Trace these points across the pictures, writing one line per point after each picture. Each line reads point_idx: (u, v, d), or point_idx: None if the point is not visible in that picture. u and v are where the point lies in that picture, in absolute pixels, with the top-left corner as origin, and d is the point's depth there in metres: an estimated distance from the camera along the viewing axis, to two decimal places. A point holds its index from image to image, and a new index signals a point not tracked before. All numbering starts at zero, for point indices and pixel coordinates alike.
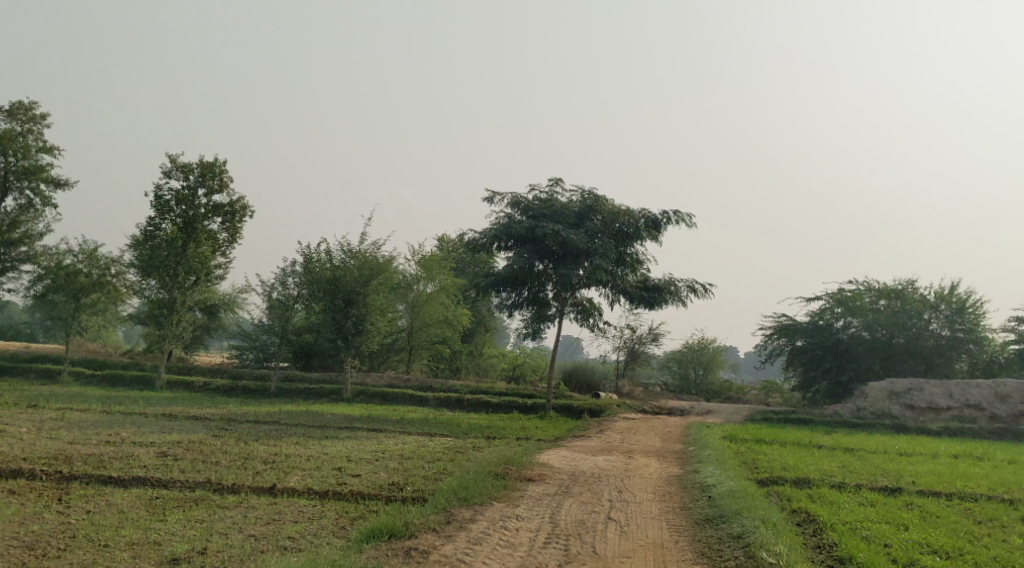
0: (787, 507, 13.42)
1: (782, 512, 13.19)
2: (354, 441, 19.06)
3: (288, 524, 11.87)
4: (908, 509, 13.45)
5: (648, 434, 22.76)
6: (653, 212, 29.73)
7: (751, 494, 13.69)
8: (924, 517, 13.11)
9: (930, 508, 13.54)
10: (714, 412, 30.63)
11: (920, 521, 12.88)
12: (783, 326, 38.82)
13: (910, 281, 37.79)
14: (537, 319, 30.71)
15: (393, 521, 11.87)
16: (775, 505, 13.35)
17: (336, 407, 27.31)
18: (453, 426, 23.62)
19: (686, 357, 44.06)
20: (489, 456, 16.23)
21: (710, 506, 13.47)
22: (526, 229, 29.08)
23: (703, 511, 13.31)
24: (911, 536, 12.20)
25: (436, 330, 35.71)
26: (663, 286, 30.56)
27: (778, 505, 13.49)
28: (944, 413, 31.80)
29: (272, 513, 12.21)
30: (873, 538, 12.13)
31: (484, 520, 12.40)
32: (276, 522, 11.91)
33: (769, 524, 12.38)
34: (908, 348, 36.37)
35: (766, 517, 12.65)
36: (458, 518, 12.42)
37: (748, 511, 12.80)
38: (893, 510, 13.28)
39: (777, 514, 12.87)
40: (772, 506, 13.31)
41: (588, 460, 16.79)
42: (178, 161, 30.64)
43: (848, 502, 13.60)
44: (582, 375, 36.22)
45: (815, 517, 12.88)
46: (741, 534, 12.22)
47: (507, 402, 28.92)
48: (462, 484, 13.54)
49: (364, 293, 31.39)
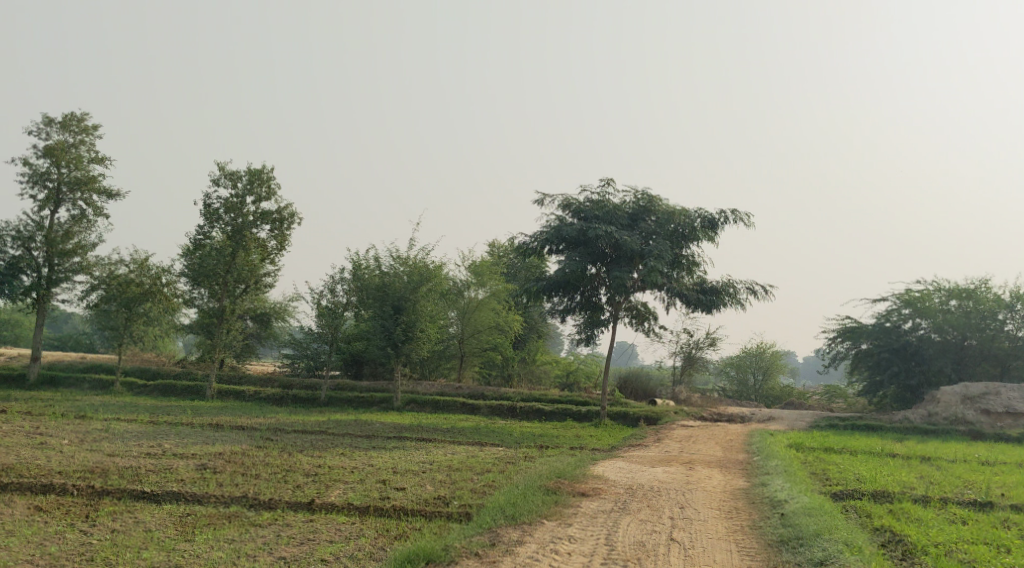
0: (868, 525, 12.41)
1: (864, 531, 12.19)
2: (402, 452, 18.38)
3: (322, 545, 11.20)
4: (1003, 528, 12.38)
5: (708, 442, 21.78)
6: (710, 211, 28.73)
7: (828, 512, 12.67)
8: (1023, 537, 12.03)
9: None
10: (777, 419, 29.48)
11: (1020, 542, 11.79)
12: (847, 328, 37.43)
13: (983, 281, 36.15)
14: (591, 324, 29.88)
15: (432, 545, 11.12)
16: (856, 524, 12.33)
17: (387, 416, 26.72)
18: (505, 436, 22.86)
19: (745, 362, 42.81)
20: (541, 468, 15.42)
21: (783, 525, 12.50)
22: (578, 232, 28.21)
23: (776, 531, 12.35)
24: (1014, 561, 11.12)
25: (487, 337, 35.11)
26: (721, 289, 29.49)
27: (858, 523, 12.48)
28: (1023, 418, 30.25)
29: (309, 533, 11.56)
30: (973, 563, 11.07)
31: (534, 543, 11.59)
32: (310, 542, 11.24)
33: (853, 549, 11.38)
34: (982, 351, 34.91)
35: (850, 539, 11.65)
36: (506, 540, 11.63)
37: (829, 533, 11.80)
38: (989, 529, 12.20)
39: (859, 536, 11.85)
40: (851, 525, 12.28)
41: (646, 472, 15.89)
42: (226, 169, 30.43)
43: (936, 520, 12.52)
44: (638, 382, 35.21)
45: (904, 538, 11.85)
46: (823, 558, 11.25)
47: (561, 410, 28.09)
48: (510, 501, 12.76)
49: (414, 299, 30.77)
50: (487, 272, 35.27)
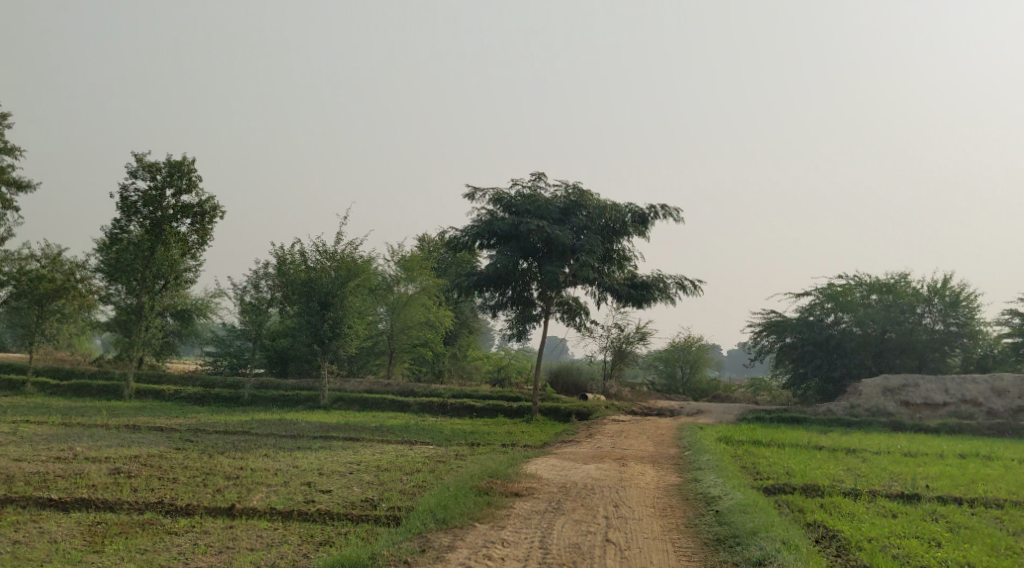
0: (801, 521, 12.38)
1: (799, 528, 12.15)
2: (328, 452, 17.89)
3: (242, 553, 10.75)
4: (933, 521, 12.46)
5: (639, 437, 21.70)
6: (641, 206, 28.68)
7: (763, 508, 12.61)
8: (952, 530, 12.13)
9: (955, 518, 12.55)
10: (706, 413, 29.63)
11: (951, 535, 11.88)
12: (773, 322, 37.82)
13: (902, 274, 37.04)
14: (522, 319, 29.68)
15: (358, 553, 10.73)
16: (790, 520, 12.29)
17: (313, 415, 26.13)
18: (435, 433, 22.49)
19: (673, 355, 43.07)
20: (472, 468, 15.09)
21: (718, 523, 12.40)
22: (509, 226, 27.90)
23: (711, 530, 12.24)
24: (947, 556, 11.18)
25: (417, 333, 34.63)
26: (652, 283, 29.48)
27: (792, 519, 12.45)
28: (941, 409, 30.93)
29: (230, 542, 11.11)
30: (908, 559, 11.09)
31: (465, 547, 11.28)
32: (229, 551, 10.78)
33: (790, 547, 11.32)
34: (901, 343, 35.56)
35: (786, 537, 11.59)
36: (436, 545, 11.31)
37: (765, 531, 11.72)
38: (920, 523, 12.27)
39: (794, 533, 11.80)
40: (786, 521, 12.24)
41: (579, 469, 15.69)
42: (145, 161, 29.52)
43: (868, 514, 12.55)
44: (569, 377, 35.16)
45: (838, 534, 11.84)
46: (760, 557, 11.16)
47: (492, 406, 27.81)
48: (441, 503, 12.43)
49: (341, 295, 30.11)
50: (417, 267, 34.76)
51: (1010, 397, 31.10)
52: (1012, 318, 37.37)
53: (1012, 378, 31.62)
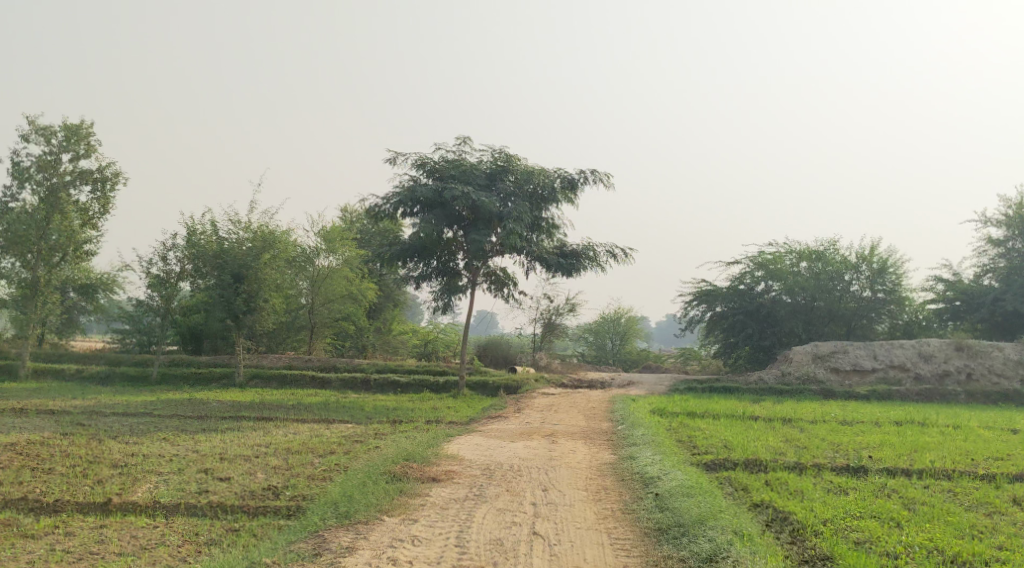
0: (749, 502, 11.52)
1: (747, 511, 11.28)
2: (236, 434, 16.57)
3: (107, 559, 9.73)
4: (885, 497, 11.67)
5: (570, 410, 20.69)
6: (570, 172, 27.62)
7: (706, 491, 11.69)
8: (907, 508, 11.34)
9: (909, 492, 11.81)
10: (637, 384, 28.81)
11: (910, 514, 11.12)
12: (703, 291, 37.09)
13: (831, 242, 36.58)
14: (448, 291, 28.43)
15: (236, 561, 9.73)
16: (736, 503, 11.42)
17: (226, 394, 24.69)
18: (356, 410, 21.26)
19: (602, 327, 42.44)
20: (389, 450, 13.90)
21: (659, 509, 11.47)
22: (433, 193, 26.46)
23: (652, 517, 11.29)
24: (911, 540, 10.41)
25: (339, 307, 33.15)
26: (582, 252, 28.44)
27: (737, 501, 11.58)
28: (870, 376, 30.61)
29: (97, 547, 9.94)
30: (871, 546, 10.31)
31: (368, 549, 10.20)
32: (93, 557, 9.75)
33: (743, 537, 10.45)
34: (830, 311, 35.31)
35: (737, 525, 10.71)
36: (334, 547, 10.23)
37: (712, 519, 10.81)
38: (873, 500, 11.47)
39: (744, 519, 10.93)
40: (731, 504, 11.37)
41: (505, 449, 14.59)
42: (38, 124, 27.85)
43: (818, 492, 11.72)
44: (498, 350, 34.04)
45: (793, 517, 11.01)
46: (711, 551, 10.26)
47: (417, 381, 26.61)
48: (346, 494, 11.30)
49: (256, 268, 28.50)
50: (338, 239, 33.14)
51: (937, 362, 30.92)
52: (936, 285, 37.34)
53: (938, 342, 31.47)
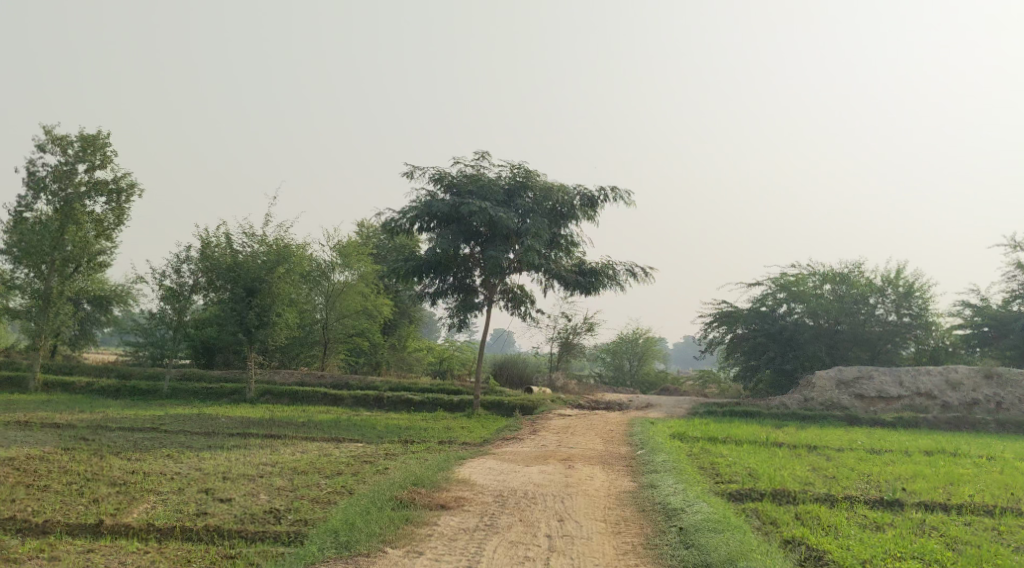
0: (780, 539, 10.96)
1: (778, 548, 10.71)
2: (242, 452, 16.08)
3: None
4: (924, 535, 11.08)
5: (586, 433, 20.07)
6: (590, 189, 27.09)
7: (734, 526, 11.13)
8: (949, 548, 10.75)
9: (951, 530, 11.24)
10: (656, 406, 28.14)
11: (954, 554, 10.56)
12: (724, 312, 36.42)
13: (856, 264, 35.90)
14: (464, 308, 27.92)
15: None
16: (766, 540, 10.85)
17: (236, 410, 24.21)
18: (367, 429, 20.72)
19: (620, 347, 41.83)
20: (398, 473, 13.35)
21: (683, 544, 10.89)
22: (450, 208, 25.98)
23: (676, 553, 10.71)
24: None
25: (353, 323, 32.69)
26: (601, 270, 27.87)
27: (767, 537, 11.01)
28: (896, 403, 29.81)
29: None
30: None
31: None
32: None
33: None
34: (854, 335, 34.49)
35: (769, 563, 10.15)
36: None
37: (742, 559, 10.24)
38: (912, 539, 10.88)
39: (777, 557, 10.37)
40: (762, 541, 10.80)
41: (520, 474, 14.00)
42: (55, 134, 27.59)
43: (854, 529, 11.15)
44: (514, 369, 33.44)
45: (829, 557, 10.44)
46: None
47: (431, 400, 26.06)
48: (348, 522, 10.78)
49: (270, 282, 28.10)
50: (354, 254, 32.71)
51: (965, 390, 30.08)
52: (964, 310, 36.52)
53: (966, 369, 30.66)
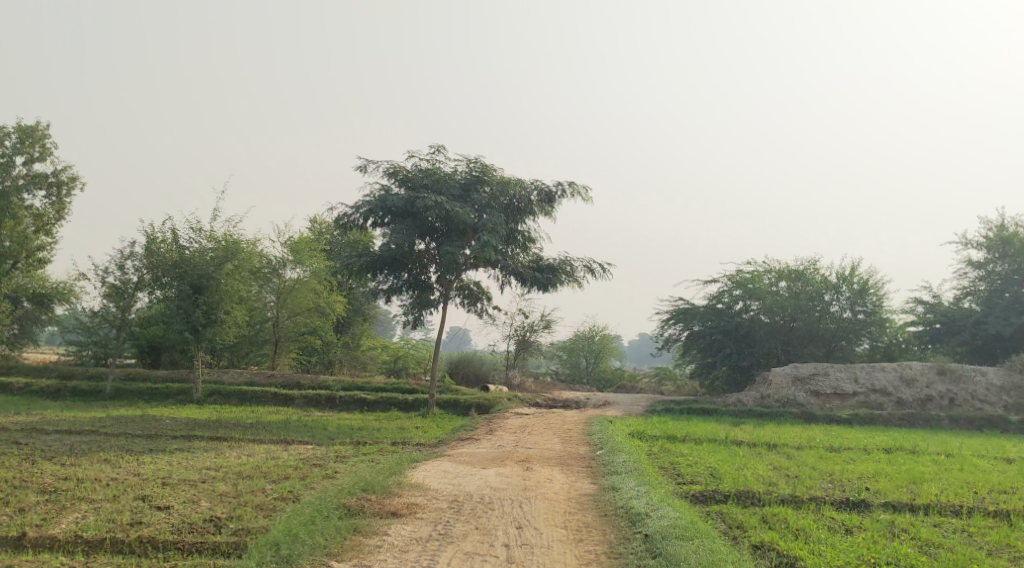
0: (751, 548, 10.79)
1: (749, 557, 10.54)
2: (185, 455, 15.41)
3: None
4: (896, 539, 11.11)
5: (544, 433, 19.65)
6: (547, 183, 26.63)
7: (703, 532, 10.89)
8: (922, 552, 10.80)
9: (923, 534, 11.25)
10: (613, 404, 27.80)
11: (928, 559, 10.54)
12: (680, 310, 36.22)
13: (811, 261, 35.83)
14: (419, 305, 27.35)
15: None
16: (737, 549, 10.65)
17: (182, 411, 23.46)
18: (318, 430, 20.10)
19: (576, 345, 41.49)
20: (348, 478, 12.82)
21: (650, 552, 10.58)
22: (405, 202, 25.38)
23: (643, 562, 10.41)
24: None
25: (305, 320, 31.97)
26: (558, 266, 27.45)
27: (738, 545, 10.82)
28: (851, 399, 29.80)
29: None
30: None
31: None
32: None
33: None
34: (809, 331, 34.52)
35: None
36: None
37: None
38: (885, 544, 10.89)
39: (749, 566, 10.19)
40: (733, 550, 10.60)
41: (475, 477, 13.51)
42: None
43: (826, 535, 11.05)
44: (470, 367, 32.86)
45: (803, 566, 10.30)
46: None
47: (385, 399, 25.48)
48: (290, 533, 10.29)
49: (217, 279, 27.31)
50: (306, 251, 31.93)
51: (919, 387, 30.14)
52: (916, 307, 36.66)
53: (920, 366, 30.76)
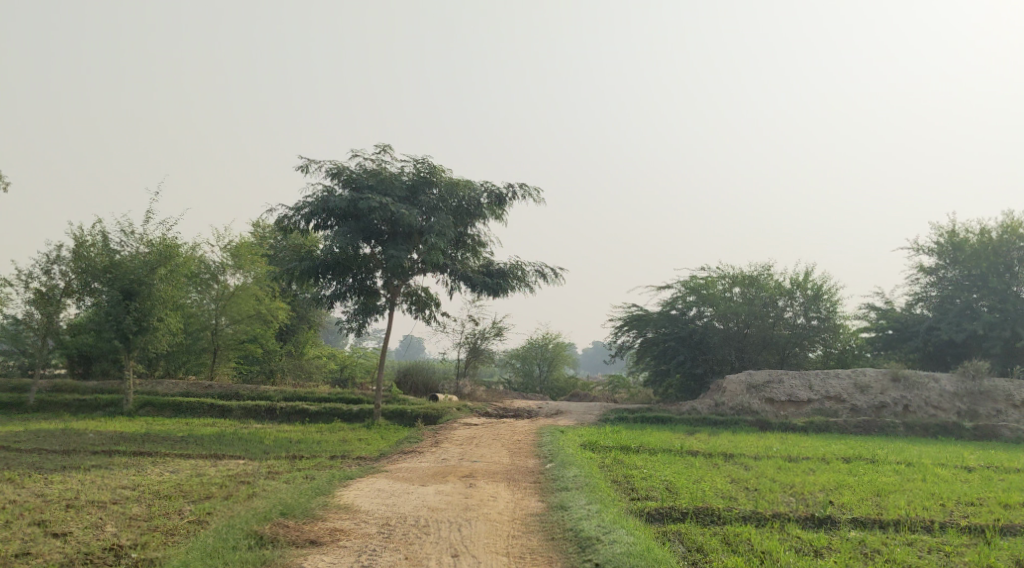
0: None
1: None
2: (101, 473, 14.30)
3: None
4: (868, 561, 10.41)
5: (491, 445, 18.71)
6: (497, 185, 25.70)
7: (660, 557, 10.13)
8: None
9: (897, 554, 10.55)
10: (565, 413, 26.93)
11: None
12: (633, 316, 35.44)
13: (766, 266, 35.34)
14: (364, 311, 26.25)
15: None
16: None
17: (109, 423, 22.22)
18: (253, 443, 18.98)
19: (529, 352, 40.57)
20: (272, 498, 11.88)
21: None
22: (348, 204, 24.33)
23: None
24: None
25: (245, 328, 30.75)
26: (508, 271, 26.54)
27: None
28: (806, 407, 29.23)
29: None
30: None
31: None
32: None
33: None
34: (762, 338, 33.90)
35: None
36: None
37: None
38: None
39: None
40: None
41: (413, 496, 12.58)
42: None
43: (794, 558, 10.32)
44: (418, 376, 31.63)
45: None
46: None
47: (328, 410, 24.39)
48: None
49: (150, 284, 26.00)
50: (247, 255, 30.72)
51: (874, 393, 29.62)
52: (869, 313, 36.32)
53: (875, 373, 30.24)
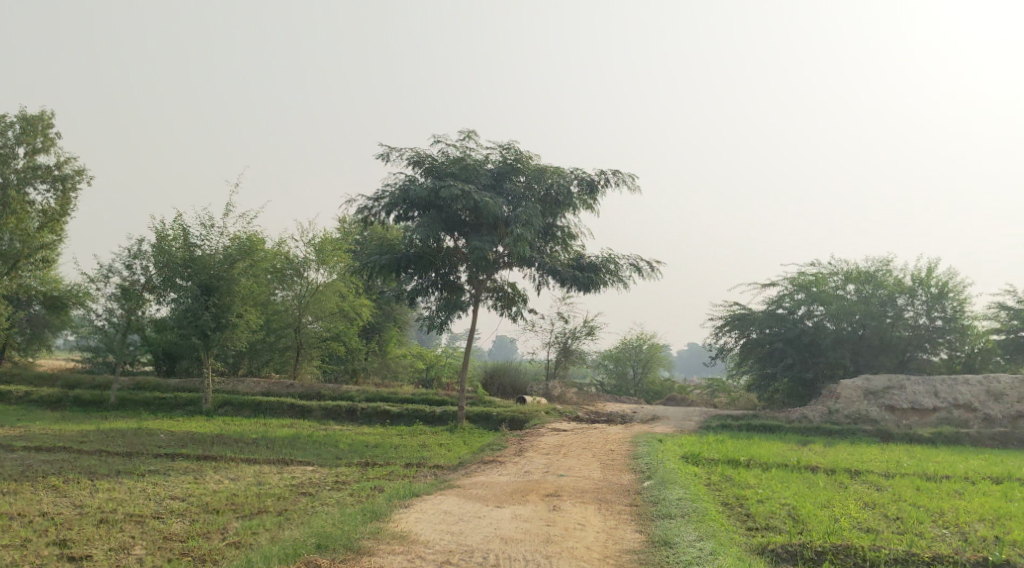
0: None
1: None
2: (156, 480, 13.20)
3: None
4: None
5: (582, 455, 16.99)
6: (588, 173, 23.95)
7: None
8: None
9: None
10: (663, 419, 24.97)
11: None
12: (736, 316, 33.24)
13: (883, 262, 32.72)
14: (448, 308, 24.75)
15: None
16: None
17: (186, 423, 21.34)
18: (326, 447, 17.69)
19: (623, 354, 38.60)
20: (320, 522, 10.57)
21: None
22: (429, 193, 22.85)
23: None
24: None
25: (329, 325, 29.64)
26: (600, 265, 24.70)
27: None
28: (930, 416, 26.68)
29: None
30: None
31: None
32: None
33: None
34: (879, 339, 31.28)
35: None
36: None
37: None
38: None
39: None
40: None
41: (485, 523, 11.03)
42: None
43: None
44: (506, 378, 30.09)
45: None
46: None
47: (410, 411, 22.99)
48: None
49: (230, 280, 25.08)
50: (331, 250, 29.57)
51: (1009, 402, 26.76)
52: (1001, 312, 33.17)
53: (1010, 380, 27.25)
